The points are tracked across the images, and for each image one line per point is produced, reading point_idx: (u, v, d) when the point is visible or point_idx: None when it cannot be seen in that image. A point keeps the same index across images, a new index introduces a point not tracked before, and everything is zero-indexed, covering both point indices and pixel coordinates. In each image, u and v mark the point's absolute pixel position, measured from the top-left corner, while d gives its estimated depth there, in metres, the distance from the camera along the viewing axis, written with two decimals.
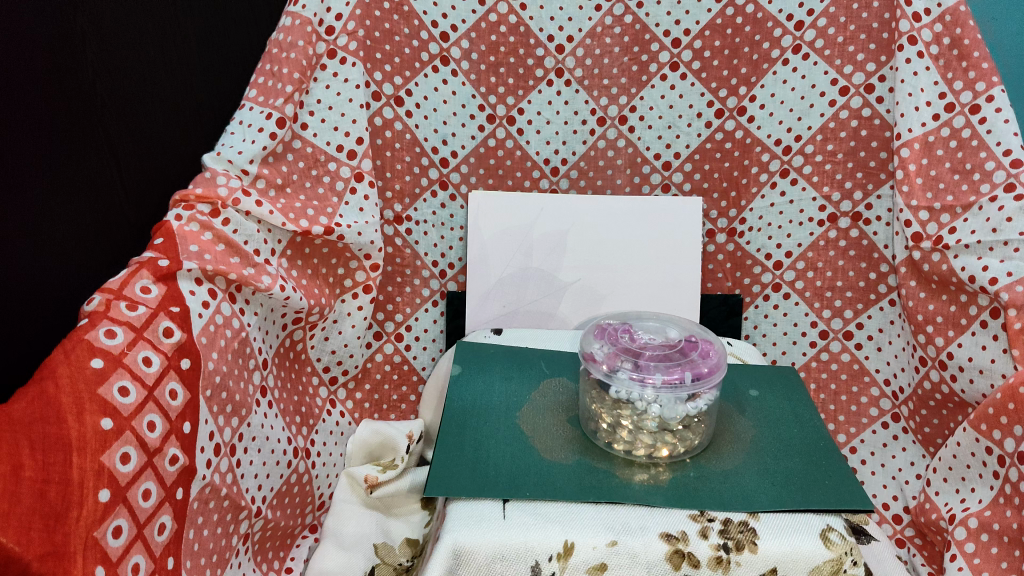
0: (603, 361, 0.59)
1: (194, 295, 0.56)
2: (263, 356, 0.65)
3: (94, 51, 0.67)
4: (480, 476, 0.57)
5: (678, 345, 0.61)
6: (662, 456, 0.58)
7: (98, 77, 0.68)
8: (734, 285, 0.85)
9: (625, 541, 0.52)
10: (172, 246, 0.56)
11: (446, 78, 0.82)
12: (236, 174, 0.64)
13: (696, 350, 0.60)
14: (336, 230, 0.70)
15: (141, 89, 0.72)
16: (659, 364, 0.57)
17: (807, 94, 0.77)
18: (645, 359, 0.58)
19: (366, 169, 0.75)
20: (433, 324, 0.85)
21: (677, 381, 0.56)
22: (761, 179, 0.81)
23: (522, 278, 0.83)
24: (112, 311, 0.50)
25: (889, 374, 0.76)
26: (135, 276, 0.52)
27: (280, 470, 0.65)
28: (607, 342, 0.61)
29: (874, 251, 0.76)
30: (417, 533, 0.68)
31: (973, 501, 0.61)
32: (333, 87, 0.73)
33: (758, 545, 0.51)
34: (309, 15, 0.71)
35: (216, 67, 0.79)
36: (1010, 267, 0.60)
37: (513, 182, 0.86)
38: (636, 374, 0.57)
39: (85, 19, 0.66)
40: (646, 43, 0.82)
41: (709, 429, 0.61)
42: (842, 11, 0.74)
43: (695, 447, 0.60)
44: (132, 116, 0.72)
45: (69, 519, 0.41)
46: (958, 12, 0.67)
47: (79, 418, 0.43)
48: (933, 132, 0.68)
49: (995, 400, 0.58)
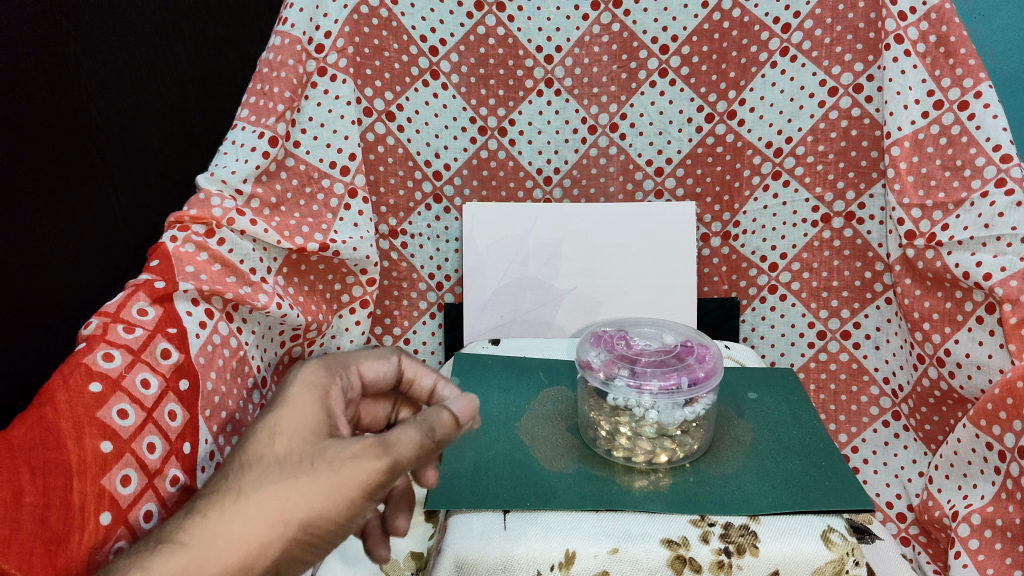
0: (600, 369, 0.59)
1: (191, 315, 0.56)
2: (263, 374, 0.65)
3: (88, 76, 0.68)
4: (481, 488, 0.57)
5: (674, 349, 0.61)
6: (661, 461, 0.59)
7: (92, 101, 0.69)
8: (730, 288, 0.85)
9: (627, 548, 0.52)
10: (168, 267, 0.56)
11: (437, 91, 0.82)
12: (230, 194, 0.65)
13: (692, 354, 0.60)
14: (331, 246, 0.71)
15: (135, 111, 0.73)
16: (656, 370, 0.58)
17: (796, 96, 0.77)
18: (642, 365, 0.58)
19: (359, 185, 0.75)
20: (432, 336, 0.85)
21: (674, 387, 0.56)
22: (754, 182, 0.81)
23: (519, 288, 0.83)
24: (110, 334, 0.50)
25: (887, 373, 0.76)
26: (131, 299, 0.53)
27: None
28: (602, 350, 0.61)
29: (868, 250, 0.76)
30: (421, 546, 0.66)
31: (976, 498, 0.61)
32: (324, 104, 0.74)
33: (758, 549, 0.52)
34: (298, 33, 0.71)
35: (210, 86, 0.81)
36: (1003, 262, 0.61)
37: (507, 193, 0.87)
38: (633, 380, 0.57)
39: (79, 44, 0.67)
40: (634, 50, 0.82)
41: (709, 433, 0.61)
42: (828, 12, 0.74)
43: (694, 451, 0.60)
44: (126, 140, 0.73)
45: (70, 543, 0.41)
46: (943, 9, 0.67)
47: (78, 442, 0.44)
48: (922, 130, 0.69)
49: (994, 395, 0.58)
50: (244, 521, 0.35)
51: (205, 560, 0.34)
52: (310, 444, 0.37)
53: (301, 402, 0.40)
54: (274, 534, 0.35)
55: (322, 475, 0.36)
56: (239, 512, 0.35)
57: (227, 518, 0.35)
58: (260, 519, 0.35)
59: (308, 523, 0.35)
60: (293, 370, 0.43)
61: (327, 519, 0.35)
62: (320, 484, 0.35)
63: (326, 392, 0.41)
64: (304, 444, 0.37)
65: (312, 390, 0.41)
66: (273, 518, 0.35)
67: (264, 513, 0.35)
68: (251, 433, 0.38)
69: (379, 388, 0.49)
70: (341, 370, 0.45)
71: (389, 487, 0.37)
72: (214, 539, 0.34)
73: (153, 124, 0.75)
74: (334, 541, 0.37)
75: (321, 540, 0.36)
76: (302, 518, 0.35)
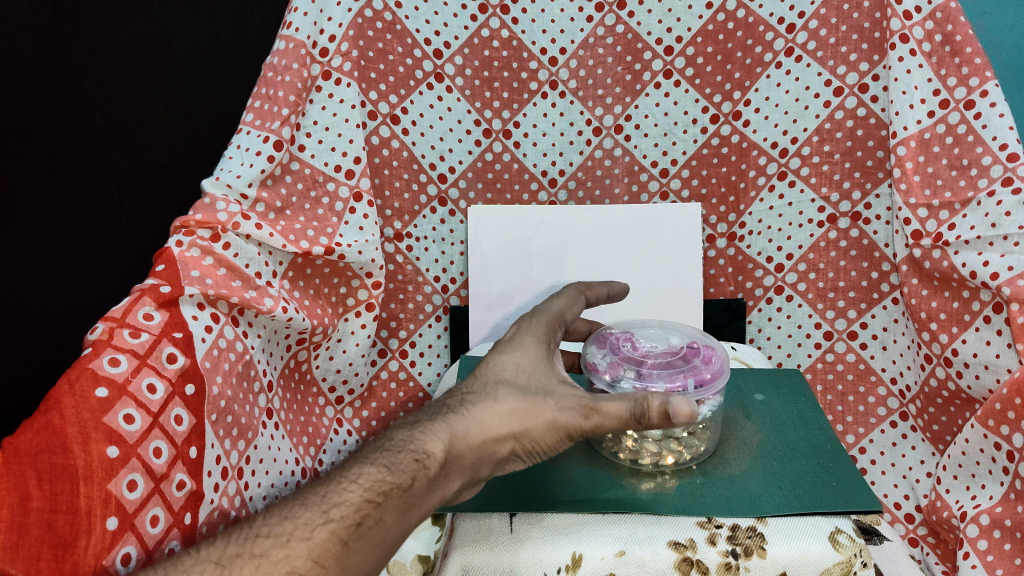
0: (605, 371, 0.59)
1: (197, 320, 0.56)
2: (269, 378, 0.65)
3: (91, 82, 0.69)
4: (486, 491, 0.58)
5: (680, 351, 0.60)
6: (667, 464, 0.58)
7: (96, 108, 0.70)
8: (737, 289, 0.84)
9: (634, 551, 0.52)
10: (173, 272, 0.56)
11: (441, 94, 0.82)
12: (235, 199, 0.65)
13: (698, 356, 0.59)
14: (337, 249, 0.70)
15: (138, 115, 0.74)
16: (662, 372, 0.57)
17: (801, 96, 0.77)
18: (649, 366, 0.58)
19: (364, 188, 0.75)
20: (437, 339, 0.85)
21: (680, 389, 0.56)
22: (759, 183, 0.81)
23: (524, 291, 0.82)
24: (116, 339, 0.50)
25: (895, 373, 0.76)
26: (136, 304, 0.53)
27: (289, 491, 0.64)
28: (608, 351, 0.61)
29: (875, 250, 0.76)
30: (428, 549, 0.65)
31: (984, 498, 0.61)
32: (329, 108, 0.73)
33: (766, 550, 0.52)
34: (303, 38, 0.71)
35: (217, 91, 0.83)
36: (1010, 261, 0.61)
37: (512, 195, 0.86)
38: (638, 382, 0.57)
39: (81, 49, 0.68)
40: (638, 52, 0.82)
41: (717, 435, 0.61)
42: (833, 12, 0.74)
43: (701, 454, 0.60)
44: (131, 146, 0.74)
45: (77, 548, 0.42)
46: (948, 8, 0.66)
47: (85, 447, 0.45)
48: (929, 129, 0.68)
49: (1001, 395, 0.58)
50: (499, 426, 0.50)
51: (483, 428, 0.49)
52: (541, 384, 0.52)
53: (532, 345, 0.55)
54: (522, 434, 0.50)
55: (551, 412, 0.50)
56: (505, 405, 0.50)
57: (498, 405, 0.50)
58: (514, 421, 0.50)
59: (546, 431, 0.50)
60: (523, 316, 0.59)
61: (560, 428, 0.50)
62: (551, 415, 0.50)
63: (548, 339, 0.56)
64: (542, 374, 0.52)
65: (538, 337, 0.56)
66: (518, 424, 0.50)
67: (514, 419, 0.50)
68: (503, 356, 0.54)
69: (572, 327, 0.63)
70: (558, 318, 0.59)
71: (601, 427, 0.49)
72: (481, 433, 0.49)
73: (159, 130, 0.77)
74: (553, 448, 0.51)
75: (548, 443, 0.50)
76: (536, 432, 0.50)
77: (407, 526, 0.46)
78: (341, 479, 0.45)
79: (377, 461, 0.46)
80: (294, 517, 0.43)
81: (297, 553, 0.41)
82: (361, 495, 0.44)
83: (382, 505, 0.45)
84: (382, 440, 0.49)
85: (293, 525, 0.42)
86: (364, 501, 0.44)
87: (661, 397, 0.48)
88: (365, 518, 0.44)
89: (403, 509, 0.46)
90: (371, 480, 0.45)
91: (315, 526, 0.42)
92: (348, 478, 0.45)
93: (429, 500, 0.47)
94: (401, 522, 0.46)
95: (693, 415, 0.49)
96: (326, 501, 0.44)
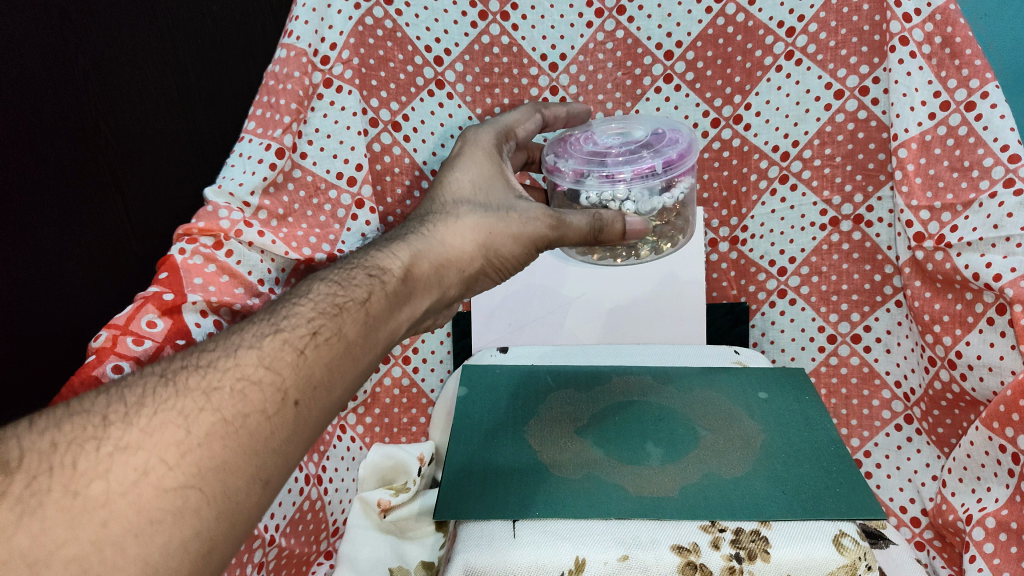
0: (573, 172, 0.67)
1: (199, 326, 0.59)
2: None
3: (95, 88, 0.91)
4: (490, 498, 0.58)
5: (643, 140, 0.67)
6: (642, 251, 0.73)
7: (104, 118, 0.92)
8: (740, 293, 0.85)
9: (637, 555, 0.52)
10: (176, 280, 0.59)
11: (443, 100, 0.82)
12: (238, 207, 0.65)
13: (662, 140, 0.67)
14: (338, 256, 0.71)
15: (150, 123, 0.94)
16: (627, 160, 0.66)
17: (802, 99, 0.77)
18: (613, 157, 0.66)
19: (366, 195, 0.75)
20: (440, 345, 0.84)
21: (645, 173, 0.65)
22: (761, 187, 0.81)
23: (524, 296, 0.83)
24: (119, 346, 0.53)
25: (899, 376, 0.75)
26: (140, 312, 0.56)
27: (292, 497, 0.66)
28: (571, 154, 0.69)
29: (877, 252, 0.76)
30: (431, 555, 0.67)
31: (990, 501, 0.61)
32: (331, 116, 0.74)
33: (770, 554, 0.52)
34: (304, 46, 0.71)
35: (217, 98, 0.96)
36: (1013, 262, 0.61)
37: None
38: (606, 175, 0.66)
39: (86, 61, 0.89)
40: (637, 57, 0.82)
41: (681, 224, 0.72)
42: (832, 15, 0.73)
43: (678, 242, 0.74)
44: (136, 151, 0.95)
45: None
46: (948, 11, 0.66)
47: None
48: (930, 131, 0.68)
49: (1005, 397, 0.58)
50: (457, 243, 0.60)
51: (436, 246, 0.59)
52: (493, 214, 0.63)
53: (484, 176, 0.66)
54: (479, 249, 0.62)
55: (505, 231, 0.62)
56: (465, 223, 0.61)
57: (460, 224, 0.61)
58: (472, 236, 0.61)
59: (501, 246, 0.62)
60: (467, 139, 0.71)
61: (520, 240, 0.63)
62: (506, 233, 0.62)
63: (500, 171, 0.68)
64: (487, 197, 0.65)
65: (484, 170, 0.67)
66: (478, 238, 0.61)
67: (477, 232, 0.61)
68: (456, 181, 0.66)
69: (526, 143, 0.77)
70: (500, 152, 0.70)
71: (562, 237, 0.64)
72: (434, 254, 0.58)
73: (167, 136, 0.95)
74: (507, 263, 0.64)
75: (503, 258, 0.63)
76: (491, 247, 0.62)
77: (368, 341, 0.50)
78: (291, 300, 0.49)
79: (332, 282, 0.51)
80: (243, 332, 0.45)
81: (250, 363, 0.42)
82: (317, 307, 0.48)
83: (340, 311, 0.48)
84: (338, 266, 0.54)
85: (250, 332, 0.45)
86: (321, 309, 0.48)
87: (623, 222, 0.64)
88: (323, 327, 0.46)
89: (361, 319, 0.49)
90: (327, 295, 0.49)
91: (273, 331, 0.45)
92: (303, 297, 0.49)
93: (393, 306, 0.53)
94: (367, 327, 0.50)
95: (642, 232, 0.66)
96: (278, 316, 0.46)
